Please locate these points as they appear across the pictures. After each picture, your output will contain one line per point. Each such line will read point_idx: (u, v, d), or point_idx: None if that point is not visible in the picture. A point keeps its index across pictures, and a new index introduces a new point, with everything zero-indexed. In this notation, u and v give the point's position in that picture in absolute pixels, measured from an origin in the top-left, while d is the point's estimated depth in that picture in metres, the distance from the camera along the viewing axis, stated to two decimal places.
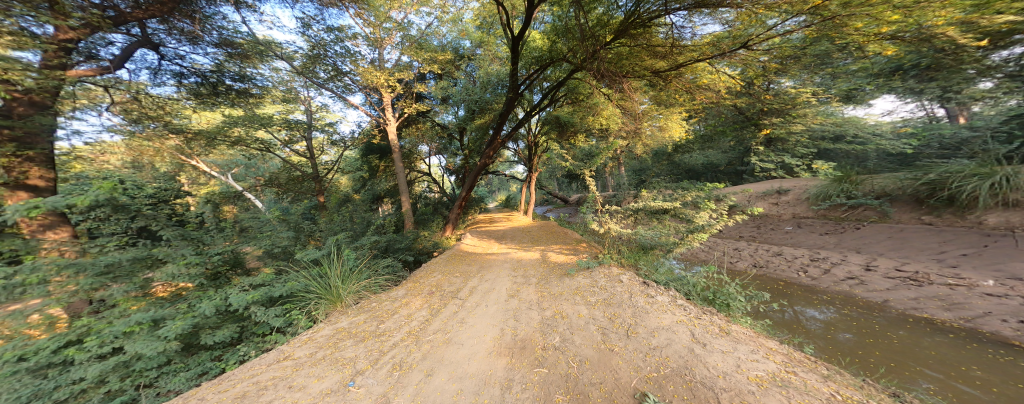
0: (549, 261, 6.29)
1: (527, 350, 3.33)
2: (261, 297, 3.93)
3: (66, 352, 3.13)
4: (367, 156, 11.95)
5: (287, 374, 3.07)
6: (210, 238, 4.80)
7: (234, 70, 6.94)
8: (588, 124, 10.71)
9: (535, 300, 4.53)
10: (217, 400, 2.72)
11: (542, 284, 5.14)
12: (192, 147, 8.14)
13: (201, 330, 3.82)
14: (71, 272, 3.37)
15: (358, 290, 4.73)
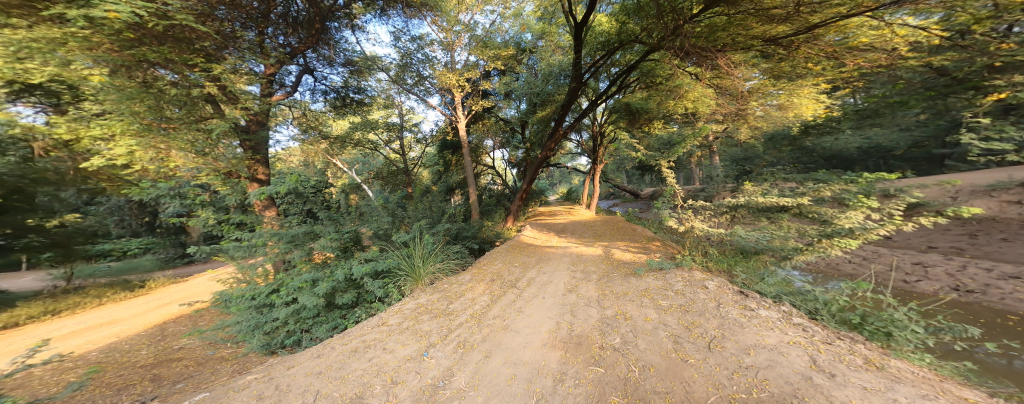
0: (612, 259, 5.97)
1: (583, 347, 3.25)
2: (370, 269, 4.70)
3: (271, 297, 4.55)
4: (442, 152, 12.93)
5: (383, 337, 3.61)
6: (340, 219, 5.59)
7: (355, 84, 8.37)
8: (668, 109, 9.80)
9: (595, 297, 4.37)
10: (341, 350, 3.40)
11: (604, 282, 4.91)
12: (333, 149, 10.02)
13: (336, 292, 4.64)
14: (277, 239, 4.83)
15: (434, 271, 5.24)
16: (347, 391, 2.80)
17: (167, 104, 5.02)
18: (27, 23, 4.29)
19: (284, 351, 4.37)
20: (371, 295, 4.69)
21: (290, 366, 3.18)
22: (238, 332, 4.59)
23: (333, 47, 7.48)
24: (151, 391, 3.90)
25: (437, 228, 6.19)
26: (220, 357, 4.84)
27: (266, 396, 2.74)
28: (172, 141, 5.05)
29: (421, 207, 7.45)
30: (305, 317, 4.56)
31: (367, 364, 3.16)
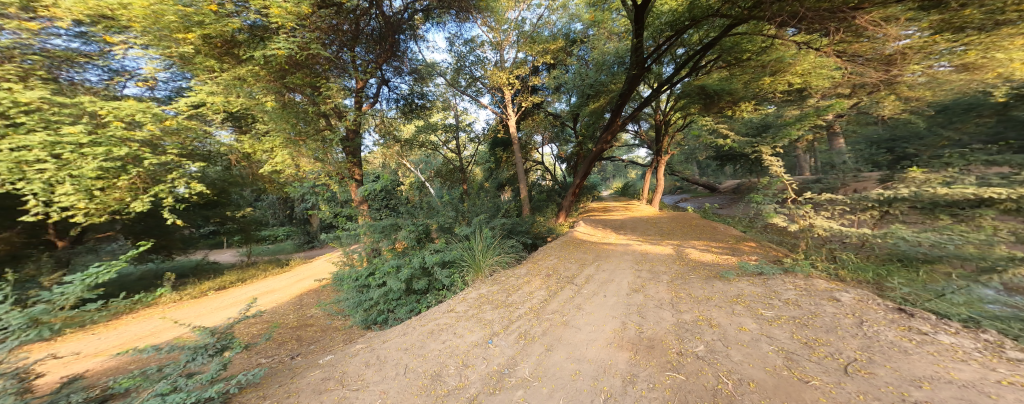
0: (685, 259, 5.42)
1: (655, 350, 2.95)
2: (439, 259, 5.19)
3: (367, 278, 5.35)
4: (494, 149, 13.15)
5: (451, 323, 3.82)
6: (416, 212, 6.28)
7: (419, 91, 9.33)
8: (760, 86, 8.39)
9: (667, 299, 4.01)
10: (420, 330, 3.68)
11: (678, 284, 4.46)
12: (403, 150, 11.14)
13: (415, 278, 5.24)
14: (374, 231, 5.70)
15: (493, 263, 5.49)
16: (428, 368, 2.95)
17: (296, 119, 6.28)
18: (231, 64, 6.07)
19: (376, 327, 5.05)
20: (439, 283, 5.21)
21: (384, 340, 3.54)
22: (346, 307, 5.34)
23: (402, 59, 8.25)
24: (290, 349, 4.92)
25: (497, 224, 6.39)
26: (335, 327, 5.87)
27: (369, 365, 3.03)
28: (302, 149, 6.31)
29: (477, 200, 7.66)
30: (391, 299, 5.20)
31: (442, 346, 3.33)
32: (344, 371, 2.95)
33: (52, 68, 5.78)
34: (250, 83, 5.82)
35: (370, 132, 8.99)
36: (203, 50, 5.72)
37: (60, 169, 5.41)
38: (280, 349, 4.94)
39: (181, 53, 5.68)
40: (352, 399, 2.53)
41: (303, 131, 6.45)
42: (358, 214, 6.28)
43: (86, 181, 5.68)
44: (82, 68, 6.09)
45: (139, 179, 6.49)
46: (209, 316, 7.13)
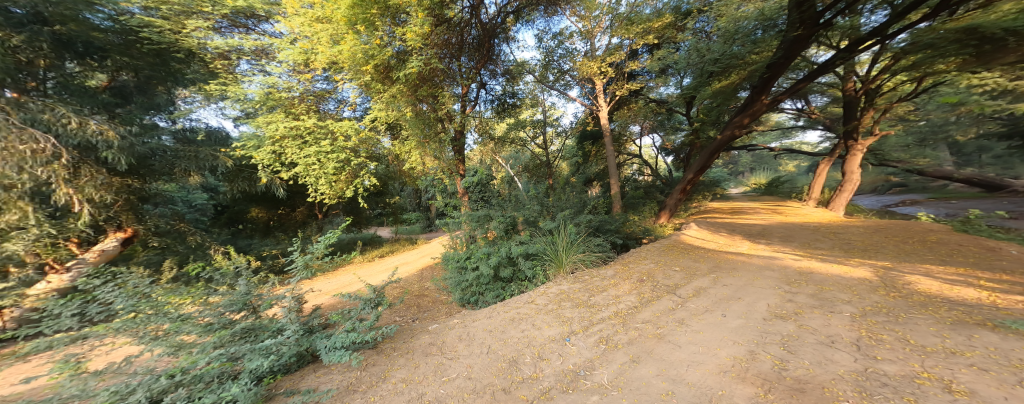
0: (867, 288, 4.01)
1: (801, 393, 2.27)
2: (524, 251, 5.39)
3: (462, 261, 5.90)
4: (582, 143, 12.75)
5: (529, 314, 3.94)
6: (504, 204, 6.70)
7: (509, 90, 9.76)
8: None
9: (837, 335, 3.00)
10: (501, 317, 3.93)
11: (868, 319, 3.24)
12: (495, 147, 11.77)
13: (501, 267, 5.52)
14: (471, 223, 6.31)
15: (576, 260, 5.31)
16: (507, 353, 3.10)
17: (421, 125, 7.23)
18: (385, 84, 7.05)
19: (469, 307, 5.54)
20: (522, 273, 5.42)
21: (474, 320, 3.89)
22: (448, 284, 5.93)
23: (497, 61, 8.80)
24: (408, 314, 5.91)
25: (584, 221, 6.09)
26: (441, 300, 6.75)
27: (461, 339, 3.40)
28: (427, 150, 7.19)
29: (560, 193, 7.57)
30: (482, 283, 5.57)
31: (521, 334, 3.46)
32: (443, 341, 3.37)
33: (317, 104, 8.76)
34: (397, 99, 6.98)
35: (471, 134, 9.55)
36: (375, 78, 6.91)
37: (318, 170, 7.86)
38: (400, 312, 5.99)
39: (365, 81, 7.08)
40: (446, 367, 2.87)
41: (427, 135, 7.35)
42: (461, 204, 7.05)
43: (330, 178, 8.01)
44: (326, 101, 9.08)
45: (347, 175, 8.55)
46: (372, 277, 8.95)
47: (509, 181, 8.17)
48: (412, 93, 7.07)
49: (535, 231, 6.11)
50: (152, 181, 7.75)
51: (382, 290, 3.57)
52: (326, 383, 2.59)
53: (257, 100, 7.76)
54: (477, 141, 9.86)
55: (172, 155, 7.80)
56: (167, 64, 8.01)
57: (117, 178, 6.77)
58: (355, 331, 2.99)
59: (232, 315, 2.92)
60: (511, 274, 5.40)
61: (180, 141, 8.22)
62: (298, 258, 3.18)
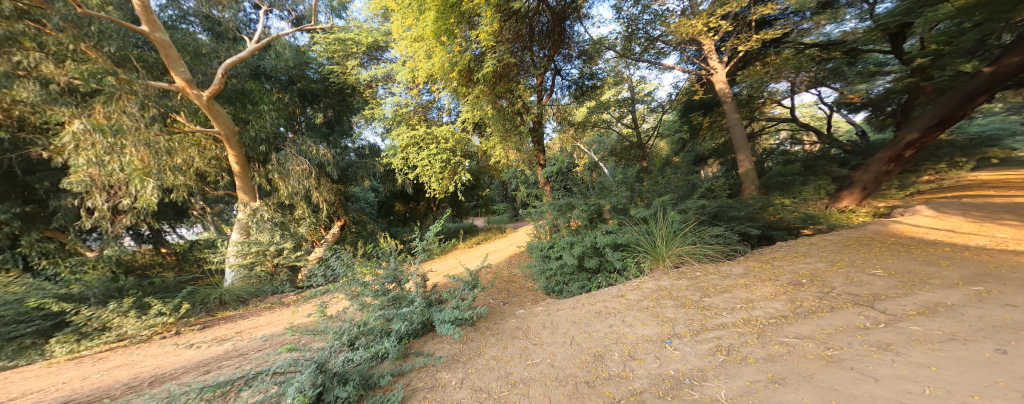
0: None
1: None
2: (612, 242, 5.20)
3: (546, 250, 5.93)
4: (687, 115, 10.45)
5: (621, 309, 3.72)
6: (588, 192, 6.45)
7: (587, 72, 9.09)
8: None
9: None
10: (587, 309, 3.87)
11: None
12: (577, 133, 11.05)
13: (586, 257, 5.47)
14: (554, 212, 6.27)
15: (680, 254, 4.95)
16: (592, 346, 3.02)
17: (502, 120, 7.74)
18: (467, 85, 7.50)
19: (554, 295, 5.62)
20: (610, 265, 5.31)
21: (558, 309, 4.00)
22: (533, 272, 6.07)
23: (572, 44, 8.20)
24: (500, 298, 6.07)
25: (687, 215, 5.41)
26: (528, 286, 6.78)
27: (545, 327, 3.52)
28: (509, 144, 7.88)
29: (651, 180, 6.84)
30: (566, 272, 5.57)
31: (608, 329, 3.29)
32: (529, 326, 3.56)
33: (424, 113, 10.22)
34: (480, 99, 7.29)
35: (550, 124, 9.30)
36: (460, 85, 7.41)
37: (429, 170, 9.31)
38: (492, 295, 6.21)
39: (453, 88, 7.69)
40: (531, 351, 3.03)
41: (508, 129, 7.83)
42: (543, 194, 6.95)
43: (436, 176, 9.33)
44: (429, 110, 10.37)
45: (447, 171, 9.49)
46: (474, 259, 10.09)
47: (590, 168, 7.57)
48: (492, 91, 7.38)
49: (621, 223, 5.88)
50: (348, 186, 10.94)
51: (478, 275, 4.05)
52: (439, 350, 3.11)
53: (390, 117, 9.99)
54: (556, 130, 9.49)
55: (356, 167, 10.85)
56: (343, 100, 11.48)
57: (330, 184, 9.93)
58: (458, 308, 3.47)
59: (387, 285, 3.54)
60: (597, 265, 5.35)
61: (359, 157, 11.45)
62: (419, 244, 3.91)
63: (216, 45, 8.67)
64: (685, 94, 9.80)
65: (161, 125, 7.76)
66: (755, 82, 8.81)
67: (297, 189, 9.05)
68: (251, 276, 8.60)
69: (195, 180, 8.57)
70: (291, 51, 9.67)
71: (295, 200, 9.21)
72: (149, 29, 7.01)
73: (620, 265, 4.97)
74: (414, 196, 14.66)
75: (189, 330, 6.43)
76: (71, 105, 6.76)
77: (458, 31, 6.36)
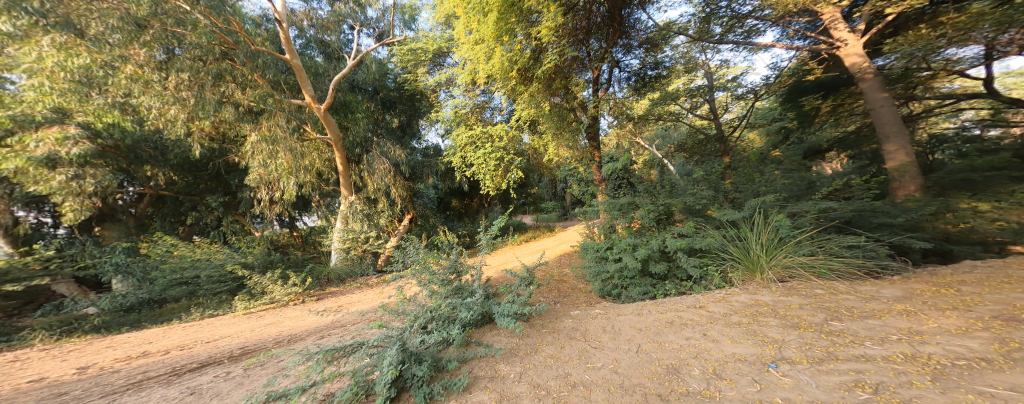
0: None
1: None
2: (687, 246, 4.84)
3: (604, 251, 5.67)
4: (795, 99, 8.11)
5: (703, 322, 3.37)
6: (655, 192, 6.01)
7: (652, 61, 8.30)
8: None
9: None
10: (657, 318, 3.61)
11: None
12: (637, 128, 9.91)
13: (651, 261, 5.19)
14: (612, 212, 5.93)
15: (792, 265, 4.20)
16: (664, 358, 2.79)
17: (552, 117, 7.70)
18: (523, 84, 7.53)
19: (610, 298, 5.46)
20: (681, 272, 5.00)
21: (619, 314, 3.84)
22: (587, 273, 5.88)
23: (631, 34, 7.74)
24: (551, 296, 5.98)
25: (799, 222, 4.57)
26: (581, 288, 6.58)
27: (606, 331, 3.41)
28: (561, 141, 7.91)
29: (733, 179, 6.11)
30: (625, 276, 5.39)
31: (684, 342, 3.02)
32: (586, 328, 3.49)
33: (480, 113, 10.68)
34: (535, 96, 7.31)
35: (606, 118, 8.69)
36: (517, 83, 7.50)
37: (484, 168, 9.63)
38: (544, 293, 6.13)
39: (508, 86, 7.79)
40: (591, 354, 2.96)
41: (560, 125, 7.89)
42: (598, 191, 6.67)
43: (491, 174, 9.61)
44: (484, 110, 10.85)
45: (501, 168, 9.66)
46: (525, 256, 10.12)
47: (654, 164, 6.98)
48: (547, 88, 7.38)
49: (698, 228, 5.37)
50: (418, 182, 12.00)
51: (533, 271, 4.08)
52: (497, 342, 3.21)
53: (450, 119, 10.57)
54: (612, 125, 8.93)
55: (422, 166, 11.87)
56: (413, 105, 12.58)
57: (402, 181, 10.98)
58: (515, 303, 3.54)
59: (449, 275, 3.75)
60: (667, 271, 5.01)
61: (426, 156, 12.46)
62: (483, 237, 4.08)
63: (327, 64, 10.37)
64: (789, 75, 8.09)
65: (298, 133, 9.64)
66: (912, 53, 5.69)
67: (380, 184, 10.43)
68: (347, 258, 10.12)
69: (316, 178, 10.30)
70: (376, 64, 11.11)
71: (379, 195, 10.52)
72: (290, 56, 8.75)
73: (696, 273, 4.64)
74: (470, 193, 15.38)
75: (311, 299, 7.83)
76: (252, 122, 8.96)
77: (517, 30, 6.44)
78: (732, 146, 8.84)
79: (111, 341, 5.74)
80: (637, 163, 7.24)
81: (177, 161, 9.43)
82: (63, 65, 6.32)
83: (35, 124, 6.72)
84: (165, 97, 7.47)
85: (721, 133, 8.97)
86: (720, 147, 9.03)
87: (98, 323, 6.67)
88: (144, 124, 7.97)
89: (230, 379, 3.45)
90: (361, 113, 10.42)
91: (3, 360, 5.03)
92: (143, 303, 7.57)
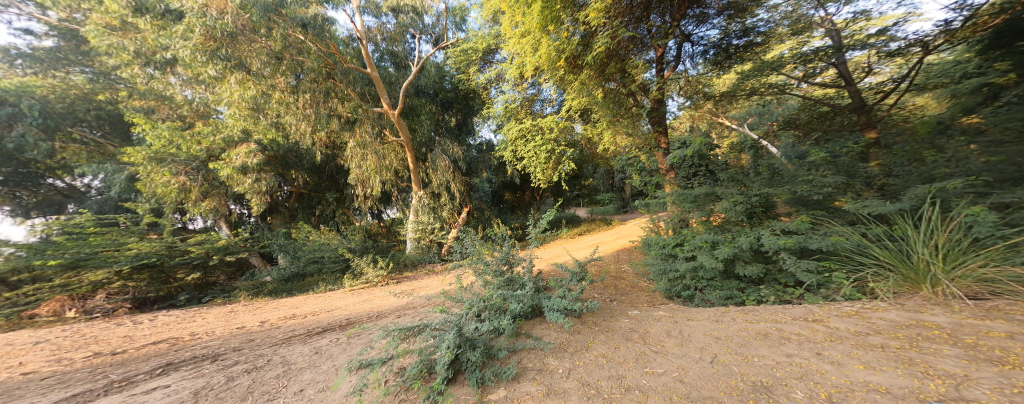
0: None
1: None
2: (796, 245, 4.00)
3: (676, 248, 5.15)
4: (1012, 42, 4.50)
5: (821, 341, 2.70)
6: (746, 180, 5.17)
7: (739, 28, 6.78)
8: None
9: None
10: (745, 328, 3.07)
11: None
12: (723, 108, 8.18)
13: (738, 260, 4.57)
14: (683, 201, 5.29)
15: (999, 276, 2.99)
16: (750, 374, 2.36)
17: (609, 102, 7.31)
18: (572, 73, 7.23)
19: (680, 300, 5.02)
20: (784, 276, 4.30)
21: (690, 319, 3.45)
22: (650, 271, 5.52)
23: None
24: (607, 293, 5.50)
25: (1015, 218, 3.21)
26: (642, 287, 6.04)
27: (670, 335, 3.09)
28: (618, 128, 7.37)
29: (880, 161, 4.65)
30: (700, 276, 4.90)
31: (782, 359, 2.50)
32: (646, 330, 3.23)
33: (529, 107, 10.57)
34: (587, 84, 6.99)
35: (673, 98, 8.09)
36: (565, 71, 7.20)
37: (535, 160, 9.67)
38: (598, 289, 5.64)
39: (557, 75, 7.44)
40: (650, 358, 2.70)
41: (618, 113, 7.44)
42: (665, 182, 5.99)
43: (542, 166, 9.59)
44: (534, 103, 10.66)
45: (550, 159, 9.59)
46: (577, 251, 9.72)
47: (742, 147, 5.82)
48: (600, 74, 6.97)
49: (817, 223, 4.38)
50: (476, 177, 12.69)
51: (586, 265, 3.91)
52: (546, 335, 3.19)
53: (501, 114, 10.62)
54: (681, 107, 8.18)
55: (478, 161, 12.70)
56: (468, 103, 13.18)
57: (457, 176, 11.86)
58: (566, 299, 3.41)
59: (501, 266, 3.81)
60: (760, 275, 4.32)
61: (480, 152, 13.20)
62: (531, 230, 4.03)
63: (397, 74, 11.58)
64: (994, 14, 4.59)
65: (379, 138, 11.10)
66: None
67: (442, 180, 11.44)
68: (419, 247, 11.27)
69: (394, 176, 11.56)
70: (435, 68, 11.95)
71: (441, 190, 11.48)
72: (370, 70, 10.11)
73: (806, 279, 3.88)
74: (521, 186, 15.76)
75: (393, 281, 8.96)
76: (349, 130, 10.68)
77: (563, 17, 6.01)
78: (882, 117, 5.89)
79: (274, 304, 7.60)
80: (719, 147, 6.30)
81: (310, 164, 11.83)
82: (243, 97, 8.69)
83: (235, 142, 9.65)
84: (299, 115, 9.50)
85: (860, 101, 6.08)
86: (843, 119, 6.53)
87: (271, 288, 9.10)
88: (289, 139, 10.32)
89: (339, 344, 4.19)
90: (425, 116, 11.50)
91: (225, 310, 7.14)
92: (295, 276, 9.79)
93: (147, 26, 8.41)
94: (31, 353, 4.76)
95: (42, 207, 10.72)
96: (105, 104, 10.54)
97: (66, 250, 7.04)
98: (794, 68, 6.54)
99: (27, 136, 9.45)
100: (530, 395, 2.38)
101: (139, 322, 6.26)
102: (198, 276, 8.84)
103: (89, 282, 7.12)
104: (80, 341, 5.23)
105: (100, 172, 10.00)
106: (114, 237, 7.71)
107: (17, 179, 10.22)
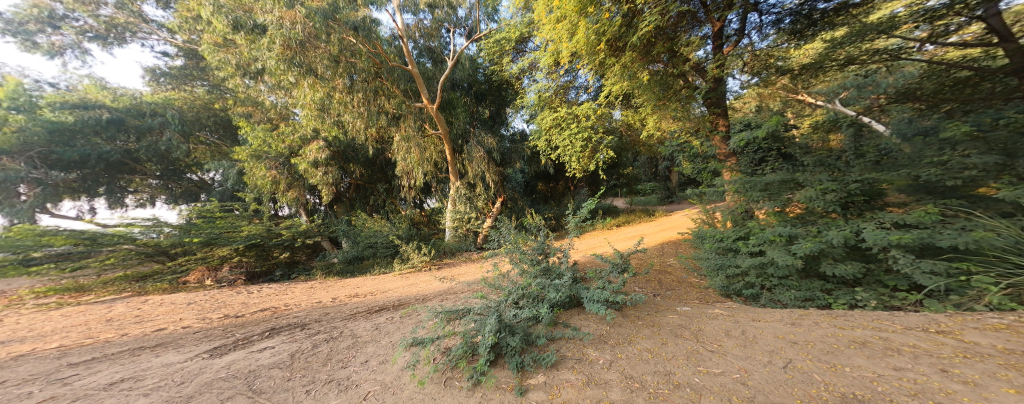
0: None
1: None
2: (914, 242, 3.35)
3: (739, 243, 4.69)
4: None
5: (941, 355, 2.24)
6: (842, 165, 4.41)
7: None
8: None
9: None
10: (830, 335, 2.71)
11: None
12: (805, 82, 7.06)
13: (825, 257, 4.01)
14: (749, 188, 4.78)
15: None
16: (837, 384, 2.07)
17: (660, 83, 6.79)
18: (614, 55, 6.78)
19: (740, 299, 4.61)
20: (898, 279, 3.65)
21: (758, 320, 3.14)
22: (705, 266, 5.18)
23: None
24: (650, 288, 5.22)
25: None
26: (690, 283, 5.65)
27: (733, 336, 2.85)
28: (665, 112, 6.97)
29: None
30: (770, 275, 4.45)
31: (881, 371, 2.14)
32: (700, 328, 3.03)
33: (564, 94, 10.29)
34: (630, 67, 6.56)
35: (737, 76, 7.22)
36: (607, 54, 6.73)
37: (570, 150, 9.47)
38: (640, 283, 5.39)
39: (597, 58, 6.91)
40: (707, 358, 2.53)
41: (663, 95, 7.02)
42: (725, 168, 5.48)
43: (578, 155, 9.43)
44: (569, 90, 10.38)
45: (586, 147, 9.39)
46: (619, 242, 9.32)
47: (832, 125, 4.80)
48: (645, 56, 6.50)
49: (950, 215, 3.59)
50: (512, 167, 12.76)
51: (629, 257, 3.76)
52: (586, 326, 3.15)
53: (535, 103, 10.40)
54: (746, 84, 7.30)
55: (511, 151, 12.86)
56: (500, 94, 13.28)
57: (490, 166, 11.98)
58: (606, 290, 3.32)
59: (538, 256, 3.80)
60: (855, 276, 3.75)
61: (514, 142, 13.31)
62: (571, 220, 3.95)
63: (432, 69, 11.92)
64: None
65: (421, 131, 11.68)
66: None
67: (477, 170, 11.79)
68: (457, 235, 11.75)
69: (433, 168, 12.05)
70: (468, 61, 12.25)
71: (478, 180, 11.79)
72: (411, 66, 10.56)
73: (928, 283, 3.26)
74: (555, 176, 15.54)
75: (436, 267, 9.50)
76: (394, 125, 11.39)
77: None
78: None
79: (342, 283, 8.53)
80: (799, 126, 5.43)
81: (361, 158, 12.90)
82: (312, 99, 9.65)
83: (309, 139, 10.82)
84: (355, 113, 10.36)
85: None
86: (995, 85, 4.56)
87: (338, 268, 10.23)
88: (349, 135, 11.33)
89: (394, 322, 4.60)
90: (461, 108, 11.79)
91: (307, 286, 8.21)
92: (354, 258, 10.87)
93: (241, 40, 9.35)
94: (185, 312, 5.97)
95: (184, 197, 13.61)
96: (219, 111, 12.82)
97: (202, 231, 8.80)
98: (913, 27, 5.09)
99: (172, 140, 11.86)
100: (570, 383, 2.40)
101: (252, 292, 7.47)
102: (288, 255, 10.36)
103: (218, 256, 8.85)
104: (215, 304, 6.43)
105: (221, 169, 11.67)
106: (233, 221, 9.41)
107: (169, 174, 13.14)
